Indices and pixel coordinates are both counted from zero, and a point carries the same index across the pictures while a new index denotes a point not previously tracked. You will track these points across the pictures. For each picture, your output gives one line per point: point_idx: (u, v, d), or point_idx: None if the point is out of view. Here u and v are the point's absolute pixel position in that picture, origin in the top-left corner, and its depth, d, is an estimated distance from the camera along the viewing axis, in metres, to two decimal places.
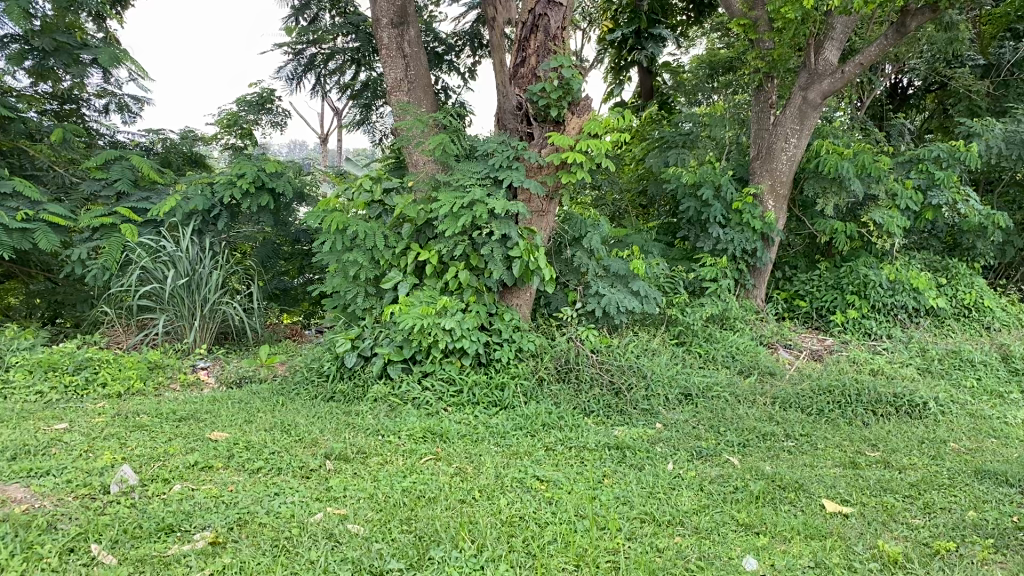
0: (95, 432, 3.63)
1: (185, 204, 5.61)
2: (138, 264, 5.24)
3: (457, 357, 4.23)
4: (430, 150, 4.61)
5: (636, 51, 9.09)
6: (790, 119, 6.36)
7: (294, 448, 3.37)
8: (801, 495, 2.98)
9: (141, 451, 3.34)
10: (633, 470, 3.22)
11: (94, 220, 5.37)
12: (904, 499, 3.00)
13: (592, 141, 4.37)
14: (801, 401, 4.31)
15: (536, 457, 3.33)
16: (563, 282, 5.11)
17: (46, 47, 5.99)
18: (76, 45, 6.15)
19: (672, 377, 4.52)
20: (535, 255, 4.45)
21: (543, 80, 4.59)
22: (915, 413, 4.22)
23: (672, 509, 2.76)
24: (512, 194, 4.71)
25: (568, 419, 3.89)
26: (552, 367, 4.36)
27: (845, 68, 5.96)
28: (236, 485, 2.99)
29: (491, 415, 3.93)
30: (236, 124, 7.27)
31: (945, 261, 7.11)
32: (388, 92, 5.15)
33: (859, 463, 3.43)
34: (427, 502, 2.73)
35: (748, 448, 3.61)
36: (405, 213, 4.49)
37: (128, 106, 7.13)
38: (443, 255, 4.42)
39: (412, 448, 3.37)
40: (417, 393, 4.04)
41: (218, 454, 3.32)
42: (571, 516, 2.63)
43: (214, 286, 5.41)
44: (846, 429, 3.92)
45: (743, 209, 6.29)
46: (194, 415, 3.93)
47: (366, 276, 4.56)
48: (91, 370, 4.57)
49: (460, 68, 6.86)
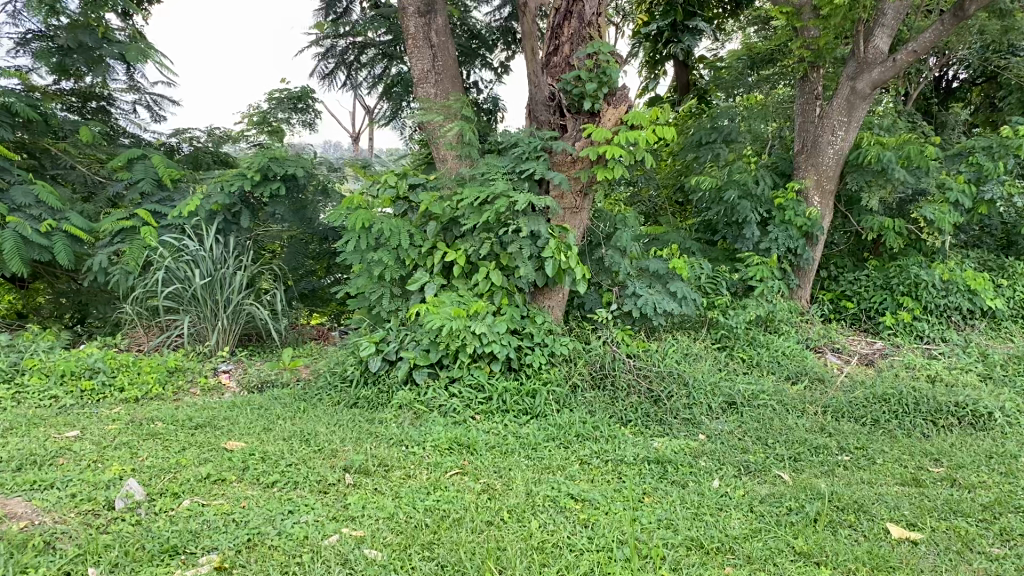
0: (107, 440, 3.46)
1: (206, 203, 5.42)
2: (161, 263, 5.08)
3: (486, 363, 4.01)
4: (457, 144, 4.38)
5: (671, 44, 8.71)
6: (837, 110, 6.04)
7: (312, 460, 3.17)
8: (862, 518, 2.71)
9: (152, 463, 3.16)
10: (676, 488, 2.98)
11: (115, 223, 5.22)
12: (977, 523, 2.71)
13: (628, 133, 4.12)
14: (855, 410, 4.03)
15: (569, 472, 3.10)
16: (596, 281, 4.87)
17: (70, 44, 5.87)
18: (98, 42, 5.99)
19: (715, 384, 4.24)
20: (567, 254, 4.20)
21: (577, 68, 4.35)
22: (979, 425, 3.91)
23: (721, 533, 2.52)
24: (544, 190, 4.49)
25: (604, 429, 3.65)
26: (586, 373, 4.12)
27: (896, 56, 5.62)
28: (249, 501, 2.79)
29: (522, 423, 3.69)
30: (263, 125, 7.07)
31: (1002, 261, 6.74)
32: (415, 84, 4.92)
33: (923, 480, 3.14)
34: (451, 524, 2.51)
35: (800, 463, 3.35)
36: (431, 210, 4.29)
37: (158, 107, 6.86)
38: (472, 255, 4.21)
39: (437, 460, 3.15)
40: (443, 401, 3.81)
41: (232, 466, 3.13)
42: (609, 542, 2.39)
43: (239, 285, 5.22)
44: (906, 442, 3.64)
45: (786, 206, 6.03)
46: (212, 422, 3.75)
47: (391, 277, 4.36)
48: (108, 374, 4.41)
49: (492, 63, 6.60)
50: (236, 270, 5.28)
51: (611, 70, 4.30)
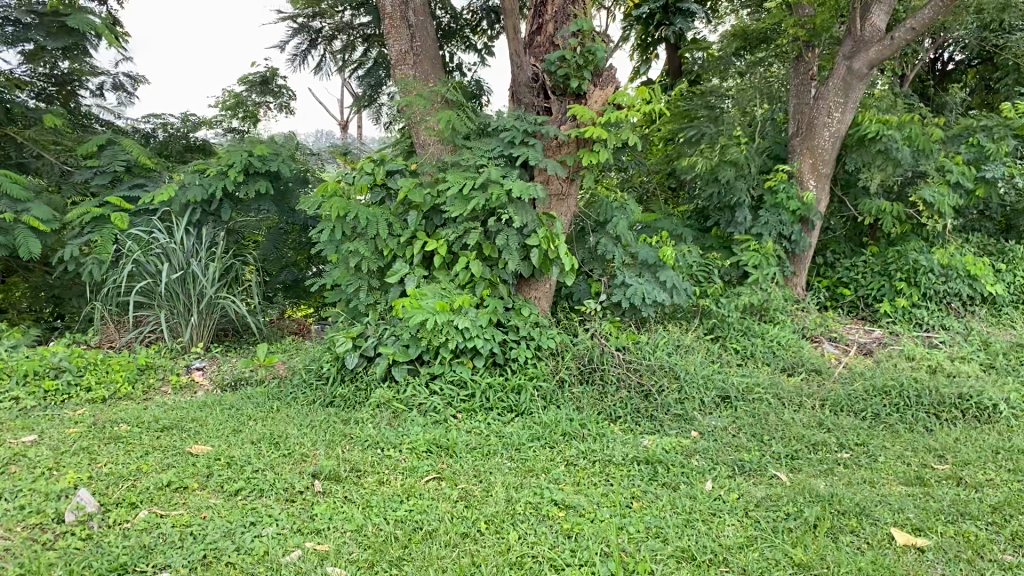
0: (65, 445, 3.26)
1: (181, 193, 5.19)
2: (130, 257, 4.88)
3: (468, 358, 3.81)
4: (439, 127, 4.15)
5: (664, 27, 8.43)
6: (833, 91, 5.83)
7: (281, 465, 2.99)
8: (864, 523, 2.54)
9: (111, 470, 2.97)
10: (667, 491, 2.80)
11: (84, 212, 5.00)
12: (987, 527, 2.54)
13: (615, 114, 3.91)
14: (854, 403, 3.87)
15: (553, 474, 2.92)
16: (586, 271, 4.66)
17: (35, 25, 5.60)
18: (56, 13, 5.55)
19: (708, 377, 4.06)
20: (555, 243, 4.00)
21: (562, 48, 4.15)
22: (983, 418, 3.74)
23: (714, 542, 2.36)
24: (529, 176, 4.29)
25: (592, 427, 3.47)
26: (574, 368, 3.94)
27: (895, 34, 5.42)
28: (210, 511, 2.61)
29: (506, 422, 3.52)
30: (239, 107, 6.85)
31: (1002, 245, 6.56)
32: (391, 66, 4.70)
33: (927, 480, 2.97)
34: (423, 537, 2.34)
35: (798, 462, 3.18)
36: (410, 198, 4.07)
37: (124, 86, 6.56)
38: (453, 244, 3.99)
39: (412, 465, 2.96)
40: (424, 399, 3.63)
41: (196, 472, 2.94)
42: (593, 555, 2.22)
43: (213, 278, 4.98)
44: (908, 437, 3.47)
45: (780, 190, 5.84)
46: (179, 424, 3.56)
47: (369, 268, 4.16)
48: (74, 373, 4.21)
49: (476, 45, 6.35)
50: (210, 262, 5.06)
51: (599, 49, 4.09)
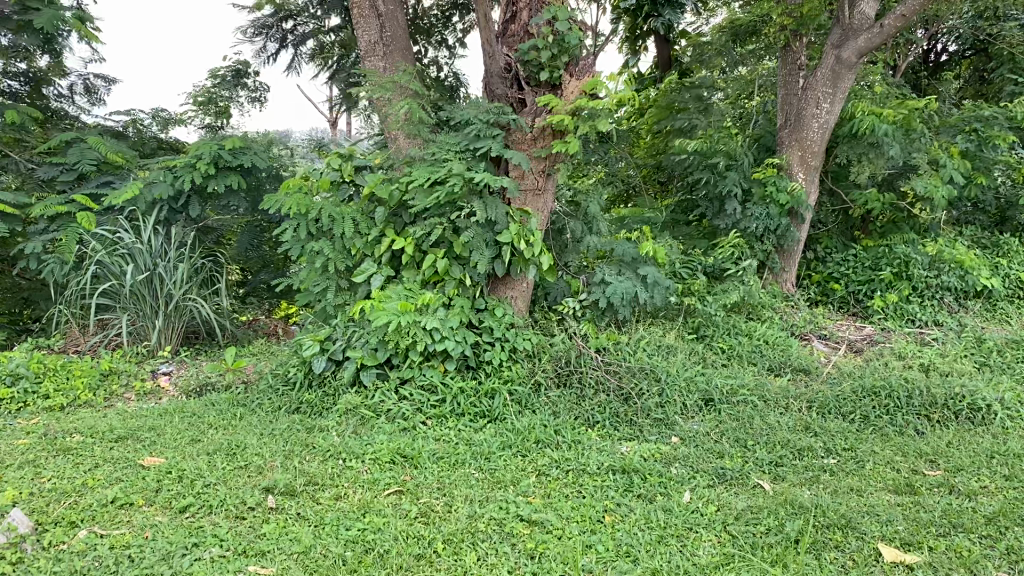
0: (11, 458, 3.10)
1: (147, 191, 4.98)
2: (93, 258, 4.68)
3: (439, 361, 3.65)
4: (404, 119, 3.95)
5: (651, 19, 8.13)
6: (823, 81, 5.65)
7: (237, 479, 2.82)
8: (849, 537, 2.39)
9: (53, 486, 2.79)
10: (642, 503, 2.64)
11: (47, 209, 4.83)
12: (980, 541, 2.39)
13: (589, 106, 3.73)
14: (841, 405, 3.71)
15: (522, 486, 2.76)
16: (564, 269, 4.50)
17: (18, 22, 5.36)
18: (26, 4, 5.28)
19: (690, 379, 3.89)
20: (527, 240, 3.83)
21: (534, 36, 3.96)
22: (977, 420, 3.58)
23: (686, 561, 2.21)
24: (502, 171, 4.11)
25: (567, 434, 3.30)
26: (551, 371, 3.77)
27: (884, 22, 5.22)
28: (154, 530, 2.44)
29: (477, 429, 3.36)
30: (211, 103, 6.49)
31: (996, 238, 6.39)
32: (361, 58, 4.54)
33: (918, 487, 2.82)
34: (375, 561, 2.18)
35: (782, 469, 3.02)
36: (377, 194, 3.88)
37: (95, 88, 6.38)
38: (421, 242, 3.80)
39: (374, 477, 2.81)
40: (392, 404, 3.47)
41: (144, 487, 2.77)
42: None
43: (180, 280, 4.80)
44: (898, 441, 3.31)
45: (767, 182, 5.65)
46: (135, 433, 3.39)
47: (337, 268, 3.99)
48: (31, 380, 4.04)
49: (449, 41, 6.08)
50: (178, 262, 4.87)
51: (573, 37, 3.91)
